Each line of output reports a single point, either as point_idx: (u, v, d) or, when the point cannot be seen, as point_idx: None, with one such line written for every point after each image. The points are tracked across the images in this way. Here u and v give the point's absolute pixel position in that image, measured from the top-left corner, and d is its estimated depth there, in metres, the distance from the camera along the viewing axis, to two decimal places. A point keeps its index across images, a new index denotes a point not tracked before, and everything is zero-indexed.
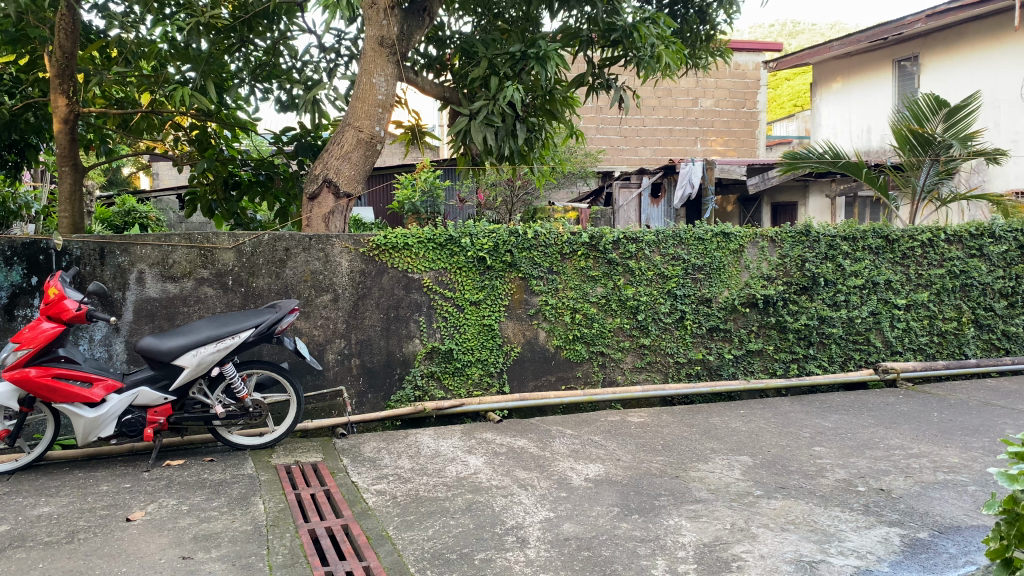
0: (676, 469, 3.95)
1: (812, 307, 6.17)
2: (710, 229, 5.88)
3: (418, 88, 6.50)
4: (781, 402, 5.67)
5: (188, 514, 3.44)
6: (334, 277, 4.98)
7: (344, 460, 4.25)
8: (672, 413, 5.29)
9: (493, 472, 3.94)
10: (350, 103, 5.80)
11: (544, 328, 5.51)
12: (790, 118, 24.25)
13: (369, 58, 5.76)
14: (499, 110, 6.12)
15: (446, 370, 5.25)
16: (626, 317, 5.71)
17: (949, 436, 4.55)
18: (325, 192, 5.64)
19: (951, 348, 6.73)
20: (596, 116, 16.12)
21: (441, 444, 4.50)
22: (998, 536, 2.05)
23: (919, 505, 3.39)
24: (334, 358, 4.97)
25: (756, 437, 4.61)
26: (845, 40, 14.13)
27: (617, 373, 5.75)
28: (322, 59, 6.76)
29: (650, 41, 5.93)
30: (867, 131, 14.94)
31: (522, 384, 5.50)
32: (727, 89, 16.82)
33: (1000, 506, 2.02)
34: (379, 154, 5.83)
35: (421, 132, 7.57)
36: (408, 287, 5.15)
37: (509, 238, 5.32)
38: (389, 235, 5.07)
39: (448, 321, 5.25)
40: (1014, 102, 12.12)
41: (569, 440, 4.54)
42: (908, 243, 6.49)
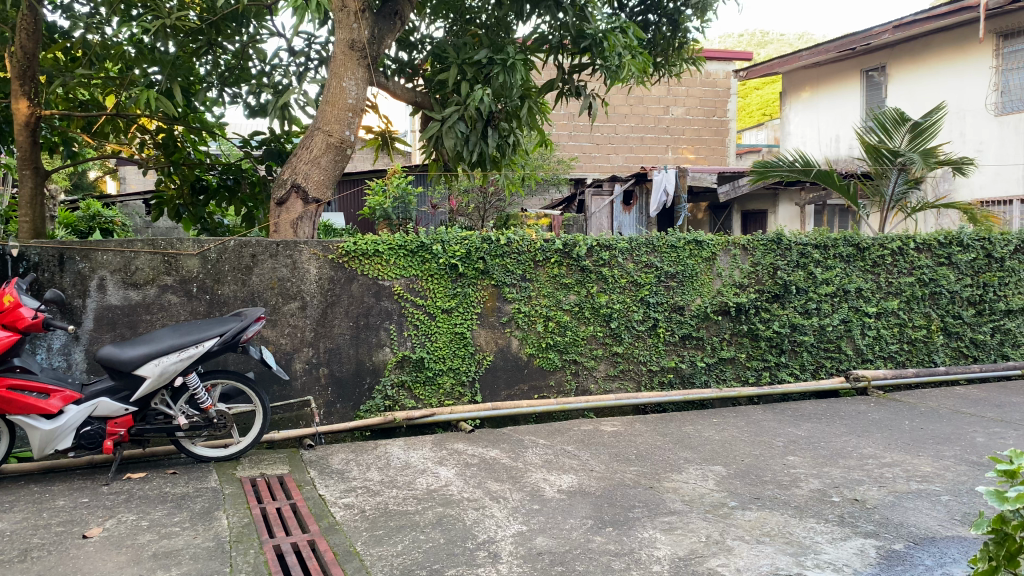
0: (650, 480, 3.90)
1: (784, 315, 6.18)
2: (682, 236, 5.86)
3: (389, 92, 6.42)
4: (754, 411, 5.65)
5: (148, 531, 3.32)
6: (301, 285, 4.87)
7: (312, 472, 4.15)
8: (645, 422, 5.24)
9: (464, 484, 3.86)
10: (320, 106, 5.70)
11: (516, 337, 5.44)
12: (760, 126, 24.45)
13: (339, 61, 5.66)
14: (471, 116, 6.06)
15: (418, 379, 5.17)
16: (599, 324, 5.66)
17: (920, 444, 4.55)
18: (293, 198, 5.56)
19: (920, 356, 6.78)
20: (568, 123, 16.14)
21: (412, 455, 4.41)
22: (987, 557, 1.90)
23: (893, 516, 3.37)
24: (302, 367, 4.87)
25: (729, 446, 4.58)
26: (815, 50, 14.26)
27: (590, 382, 5.70)
28: (292, 63, 6.65)
29: (617, 51, 5.87)
30: (835, 140, 15.09)
31: (494, 393, 5.43)
32: (698, 97, 16.90)
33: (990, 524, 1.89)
34: (349, 159, 5.74)
35: (392, 137, 7.48)
36: (378, 295, 5.06)
37: (481, 245, 5.25)
38: (358, 242, 4.98)
39: (419, 330, 5.16)
40: (979, 112, 12.33)
41: (541, 451, 4.47)
42: (879, 251, 6.53)
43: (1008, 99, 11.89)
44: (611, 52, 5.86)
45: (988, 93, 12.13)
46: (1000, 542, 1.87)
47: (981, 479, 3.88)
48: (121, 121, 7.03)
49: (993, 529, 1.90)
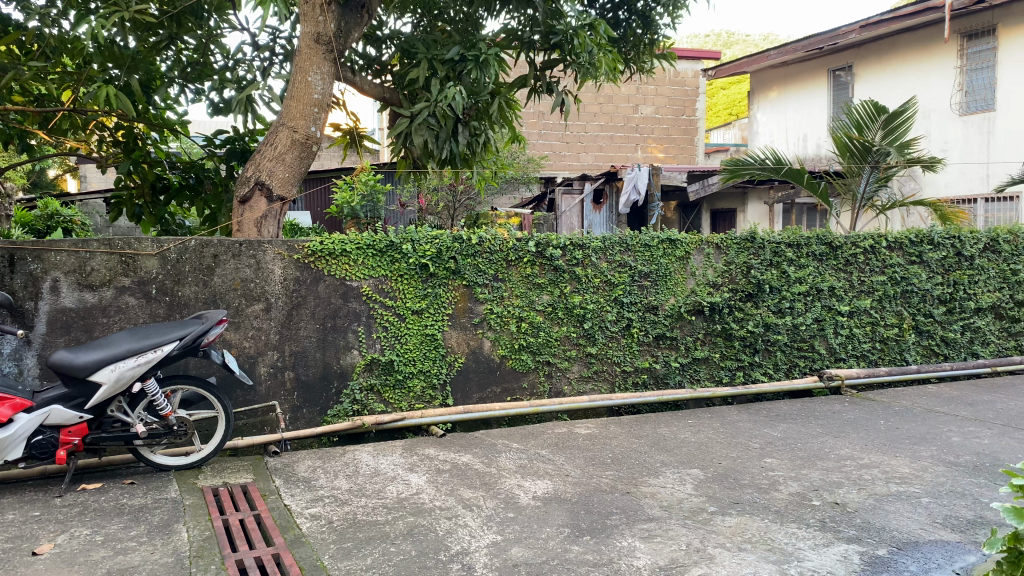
0: (627, 485, 3.80)
1: (758, 314, 6.13)
2: (656, 235, 5.79)
3: (355, 88, 6.25)
4: (729, 411, 5.58)
5: (102, 546, 3.14)
6: (266, 285, 4.71)
7: (277, 481, 3.99)
8: (620, 424, 5.15)
9: (436, 492, 3.73)
10: (285, 101, 5.53)
11: (488, 338, 5.32)
12: (728, 124, 24.56)
13: (304, 55, 5.50)
14: (441, 112, 5.93)
15: (387, 382, 5.02)
16: (572, 325, 5.56)
17: (897, 445, 4.51)
18: (257, 195, 5.39)
19: (892, 354, 6.77)
20: (538, 122, 15.97)
21: (381, 461, 4.27)
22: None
23: (875, 519, 3.31)
24: (267, 371, 4.71)
25: (705, 448, 4.50)
26: (783, 50, 14.28)
27: (563, 383, 5.59)
28: (255, 57, 6.46)
29: (588, 49, 5.81)
30: (803, 139, 15.16)
31: (466, 396, 5.30)
32: (667, 96, 16.91)
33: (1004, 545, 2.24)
34: (315, 155, 5.58)
35: (360, 134, 7.32)
36: (345, 296, 4.91)
37: (452, 244, 5.12)
38: (325, 241, 4.83)
39: (388, 331, 5.01)
40: (944, 113, 12.46)
41: (515, 455, 4.36)
42: (851, 250, 6.51)
43: (973, 99, 12.03)
44: (581, 50, 5.82)
45: (954, 93, 12.24)
46: (1014, 560, 2.23)
47: (960, 480, 3.84)
48: (79, 117, 6.78)
49: (1007, 548, 2.24)
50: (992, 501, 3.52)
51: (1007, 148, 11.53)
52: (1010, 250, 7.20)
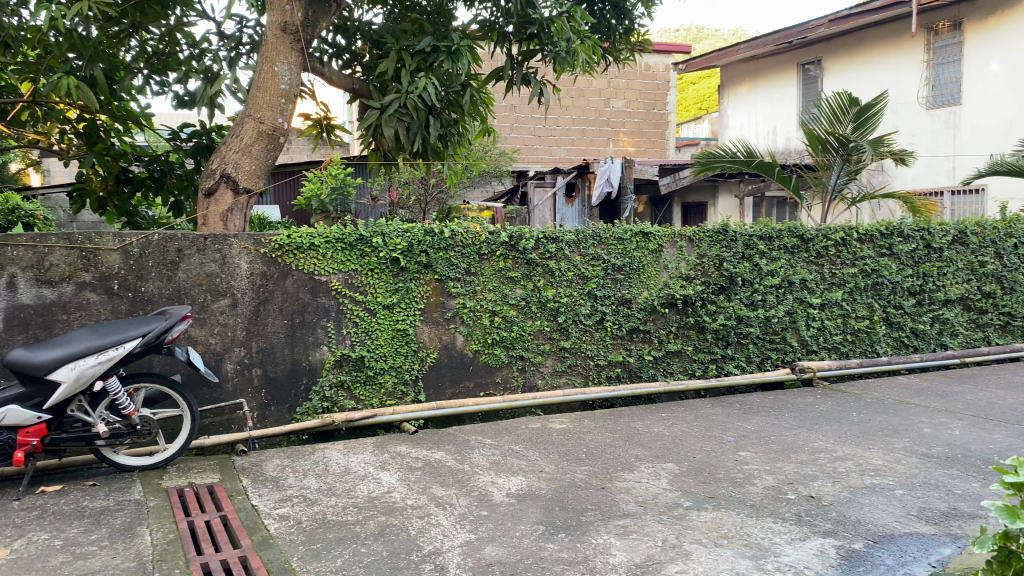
0: (602, 480, 3.76)
1: (730, 307, 6.12)
2: (629, 228, 5.76)
3: (324, 79, 6.14)
4: (702, 404, 5.57)
5: (61, 551, 3.03)
6: (232, 281, 4.61)
7: (244, 480, 3.89)
8: (594, 418, 5.11)
9: (408, 490, 3.65)
10: (251, 92, 5.41)
11: (461, 333, 5.25)
12: (699, 118, 24.66)
13: (270, 44, 5.38)
14: (412, 104, 5.84)
15: (357, 379, 4.93)
16: (546, 319, 5.51)
17: (870, 437, 4.52)
18: (223, 187, 5.26)
19: (863, 346, 6.81)
20: (510, 115, 15.88)
21: (352, 459, 4.19)
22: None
23: (851, 513, 3.30)
24: (233, 368, 4.60)
25: (680, 442, 4.47)
26: (753, 43, 14.32)
27: (537, 378, 5.54)
28: (222, 48, 6.32)
29: (565, 36, 5.78)
30: (772, 132, 15.23)
31: (438, 392, 5.22)
32: (638, 90, 16.91)
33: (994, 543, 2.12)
34: (282, 147, 5.47)
35: (330, 126, 7.20)
36: (314, 291, 4.81)
37: (424, 238, 5.04)
38: (293, 235, 4.73)
39: (359, 327, 4.93)
40: (911, 107, 12.57)
41: (488, 451, 4.29)
42: (823, 242, 6.53)
43: (939, 93, 12.14)
44: (558, 38, 5.76)
45: (920, 87, 12.35)
46: (1005, 560, 2.10)
47: (933, 471, 3.85)
48: (40, 109, 6.60)
49: (996, 546, 2.12)
50: (965, 493, 3.53)
51: (972, 141, 11.67)
52: (978, 242, 7.27)
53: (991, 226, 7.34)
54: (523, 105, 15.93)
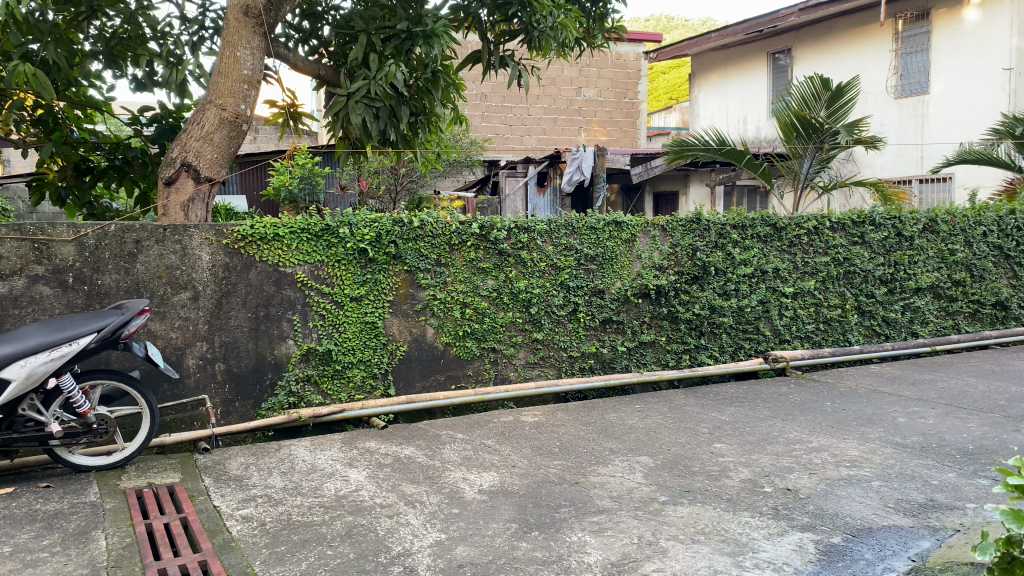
0: (576, 475, 3.67)
1: (703, 296, 6.07)
2: (602, 217, 5.68)
3: (289, 65, 5.97)
4: (676, 395, 5.51)
5: (10, 558, 2.88)
6: (193, 273, 4.45)
7: (206, 480, 3.75)
8: (567, 411, 5.03)
9: (376, 488, 3.54)
10: (212, 78, 5.24)
11: (432, 325, 5.14)
12: (669, 108, 24.70)
13: (232, 29, 5.22)
14: (381, 90, 5.70)
15: (324, 373, 4.80)
16: (518, 310, 5.41)
17: (844, 427, 4.48)
18: (183, 176, 5.08)
19: (836, 335, 6.79)
20: (480, 104, 15.72)
21: (318, 457, 4.06)
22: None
23: (828, 506, 3.24)
24: (195, 364, 4.45)
25: (654, 434, 4.40)
26: (723, 33, 14.30)
27: (509, 370, 5.44)
28: (184, 31, 6.12)
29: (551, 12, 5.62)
30: (743, 122, 15.22)
31: (409, 385, 5.10)
32: (609, 79, 16.84)
33: (996, 549, 1.99)
34: (245, 136, 5.30)
35: (296, 114, 7.02)
36: (279, 283, 4.67)
37: (393, 228, 4.92)
38: (257, 226, 4.59)
39: (325, 320, 4.79)
40: (880, 96, 12.63)
41: (459, 446, 4.19)
42: (795, 231, 6.50)
43: (908, 82, 12.21)
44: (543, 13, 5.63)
45: (889, 76, 12.40)
46: (1007, 567, 1.96)
47: (909, 462, 3.81)
48: None
49: (999, 553, 1.98)
50: (942, 484, 3.50)
51: (940, 129, 11.76)
52: (948, 231, 7.29)
53: (961, 214, 7.37)
54: (494, 94, 15.79)
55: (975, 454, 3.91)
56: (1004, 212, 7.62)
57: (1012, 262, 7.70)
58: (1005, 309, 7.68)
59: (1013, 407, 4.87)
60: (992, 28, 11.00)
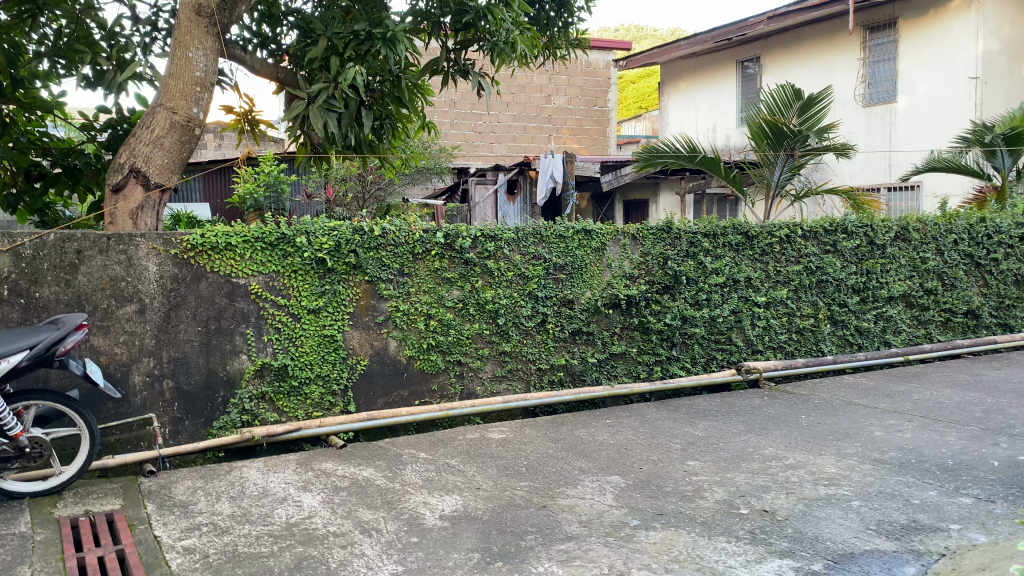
0: (544, 498, 3.48)
1: (675, 306, 5.92)
2: (571, 225, 5.51)
3: (246, 66, 5.73)
4: (647, 408, 5.33)
5: None
6: (139, 284, 4.21)
7: (148, 507, 3.50)
8: (536, 427, 4.83)
9: (331, 514, 3.32)
10: (162, 80, 5.00)
11: (394, 337, 4.92)
12: (639, 116, 24.62)
13: (184, 29, 5.00)
14: (342, 94, 5.48)
15: (280, 390, 4.57)
16: (485, 322, 5.21)
17: (820, 442, 4.34)
18: (132, 183, 4.82)
19: (808, 345, 6.68)
20: (450, 111, 15.63)
21: (271, 480, 3.83)
22: None
23: (807, 529, 3.09)
24: (142, 381, 4.21)
25: (625, 452, 4.22)
26: (692, 41, 14.26)
27: (476, 384, 5.24)
28: (135, 32, 5.86)
29: (505, 25, 5.42)
30: (712, 130, 15.17)
31: (370, 402, 4.88)
32: (579, 86, 16.72)
33: None
34: (197, 140, 5.06)
35: (254, 121, 6.80)
36: (231, 295, 4.43)
37: (353, 237, 4.70)
38: (207, 234, 4.35)
39: (281, 333, 4.56)
40: (848, 104, 12.63)
41: (421, 467, 3.98)
42: (767, 239, 6.39)
43: (876, 90, 12.23)
44: (497, 28, 5.44)
45: (857, 84, 12.42)
46: None
47: (888, 479, 3.68)
48: None
49: None
50: (923, 503, 3.36)
51: (908, 138, 11.80)
52: (920, 239, 7.22)
53: (932, 222, 7.31)
54: (463, 101, 15.66)
55: (955, 470, 3.78)
56: (974, 220, 7.58)
57: (983, 270, 7.65)
58: (976, 318, 7.62)
59: (989, 420, 4.76)
60: (958, 38, 11.05)
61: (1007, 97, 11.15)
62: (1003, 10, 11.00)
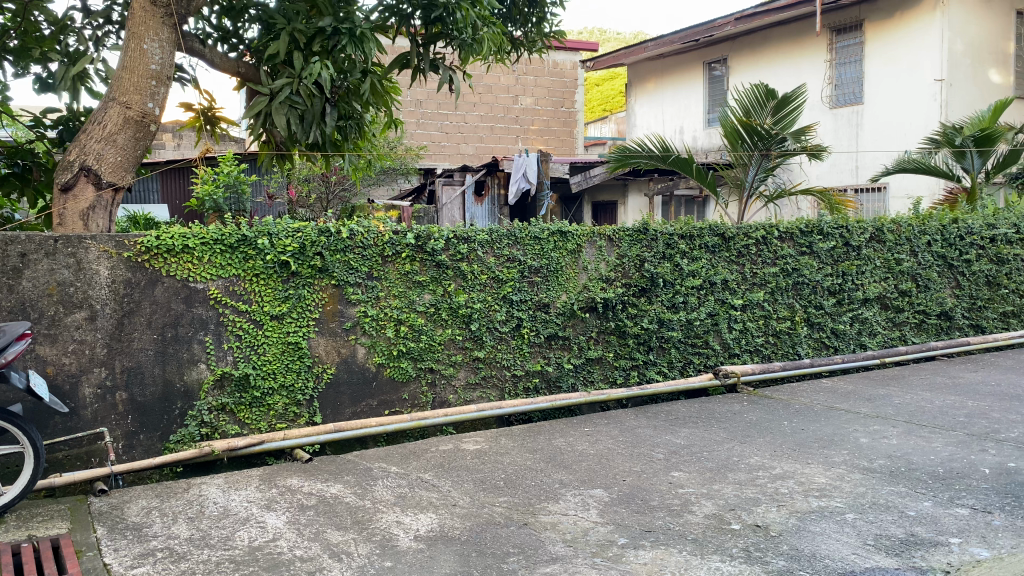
0: (524, 515, 3.29)
1: (652, 310, 5.77)
2: (546, 226, 5.34)
3: (205, 62, 5.47)
4: (626, 416, 5.17)
5: None
6: (89, 290, 3.94)
7: (98, 531, 3.23)
8: (512, 437, 4.64)
9: (297, 537, 3.10)
10: (114, 73, 4.72)
11: (363, 344, 4.69)
12: (606, 118, 24.51)
13: (138, 19, 4.72)
14: (306, 91, 5.25)
15: (242, 401, 4.32)
16: (457, 327, 5.01)
17: (807, 450, 4.21)
18: (82, 182, 4.55)
19: (785, 348, 6.57)
20: (416, 110, 15.41)
21: (232, 498, 3.59)
22: None
23: (803, 545, 2.93)
24: (93, 394, 3.94)
25: (606, 463, 4.04)
26: (659, 42, 14.17)
27: (448, 393, 5.03)
28: (86, 25, 5.55)
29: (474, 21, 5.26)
30: (680, 131, 15.09)
31: (337, 413, 4.65)
32: (546, 87, 16.56)
33: None
34: (153, 137, 4.79)
35: (215, 118, 6.50)
36: (189, 301, 4.18)
37: (318, 238, 4.47)
38: (163, 237, 4.10)
39: (242, 341, 4.31)
40: (816, 105, 12.64)
41: (393, 483, 3.76)
42: (743, 241, 6.27)
43: (843, 92, 12.26)
44: (465, 24, 5.28)
45: (824, 86, 12.44)
46: None
47: (880, 489, 3.55)
48: None
49: None
50: (919, 515, 3.22)
51: (875, 139, 11.83)
52: (894, 240, 7.17)
53: (906, 223, 7.26)
54: (429, 101, 15.46)
55: (948, 479, 3.66)
56: (947, 221, 7.55)
57: (956, 271, 7.63)
58: (949, 320, 7.60)
59: (974, 425, 4.68)
60: (924, 40, 11.07)
61: (973, 99, 11.19)
62: (969, 12, 11.04)
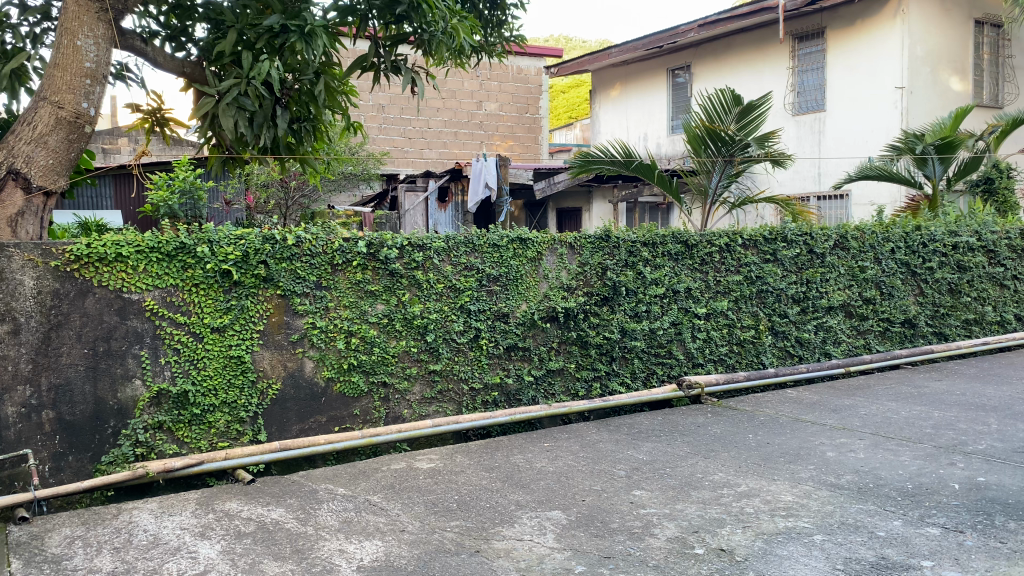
0: (476, 541, 3.09)
1: (614, 320, 5.61)
2: (505, 233, 5.16)
3: (148, 61, 5.22)
4: (587, 429, 5.00)
5: None
6: (13, 301, 3.68)
7: (13, 565, 2.96)
8: (467, 453, 4.44)
9: (229, 569, 2.87)
10: (45, 70, 4.45)
11: (311, 358, 4.47)
12: (570, 126, 24.45)
13: (70, 14, 4.46)
14: (254, 92, 5.01)
15: (180, 419, 4.07)
16: (412, 338, 4.80)
17: (772, 465, 4.08)
18: (10, 186, 4.25)
19: (749, 358, 6.45)
20: (378, 115, 15.08)
21: (164, 525, 3.34)
22: None
23: (770, 571, 2.78)
24: (16, 413, 3.67)
25: (565, 481, 3.86)
26: (624, 48, 14.10)
27: (403, 408, 4.81)
28: (23, 21, 5.24)
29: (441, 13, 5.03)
30: (643, 137, 15.02)
31: (283, 429, 4.41)
32: (509, 93, 16.43)
33: None
34: (87, 139, 4.52)
35: (163, 119, 6.21)
36: (122, 313, 3.93)
37: (262, 246, 4.24)
38: (94, 245, 3.84)
39: (181, 355, 4.06)
40: (779, 112, 12.63)
41: (339, 506, 3.54)
42: (707, 248, 6.14)
43: (805, 99, 12.26)
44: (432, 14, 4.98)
45: (787, 93, 12.44)
46: None
47: (848, 508, 3.41)
48: None
49: None
50: (889, 535, 3.09)
51: (837, 146, 11.83)
52: (857, 247, 7.11)
53: (870, 231, 7.21)
54: (391, 106, 15.14)
55: (917, 496, 3.54)
56: (910, 228, 7.53)
57: (919, 279, 7.59)
58: (913, 327, 7.55)
59: (940, 436, 4.58)
60: (885, 48, 11.10)
61: (933, 107, 11.23)
62: (930, 21, 11.10)
